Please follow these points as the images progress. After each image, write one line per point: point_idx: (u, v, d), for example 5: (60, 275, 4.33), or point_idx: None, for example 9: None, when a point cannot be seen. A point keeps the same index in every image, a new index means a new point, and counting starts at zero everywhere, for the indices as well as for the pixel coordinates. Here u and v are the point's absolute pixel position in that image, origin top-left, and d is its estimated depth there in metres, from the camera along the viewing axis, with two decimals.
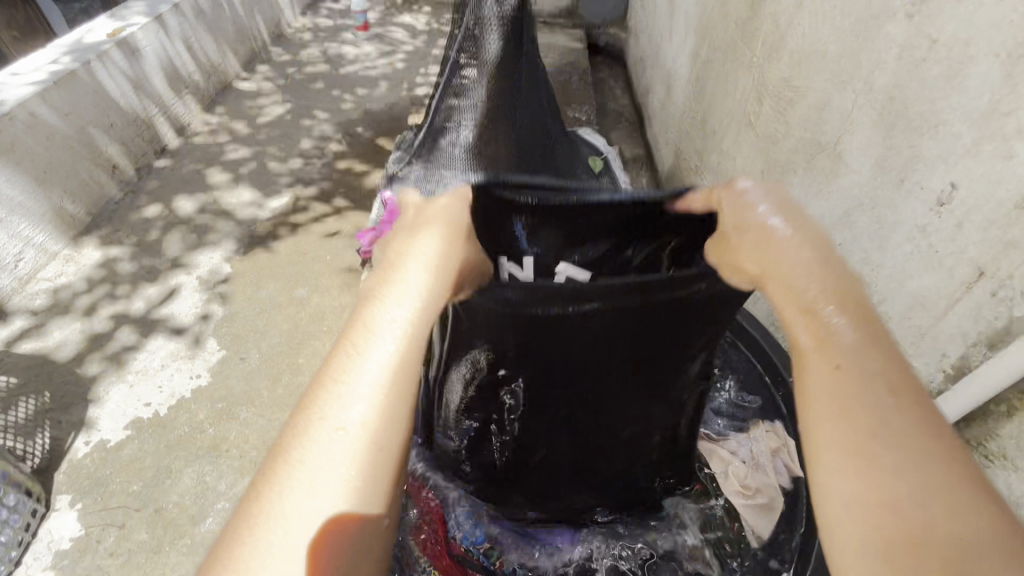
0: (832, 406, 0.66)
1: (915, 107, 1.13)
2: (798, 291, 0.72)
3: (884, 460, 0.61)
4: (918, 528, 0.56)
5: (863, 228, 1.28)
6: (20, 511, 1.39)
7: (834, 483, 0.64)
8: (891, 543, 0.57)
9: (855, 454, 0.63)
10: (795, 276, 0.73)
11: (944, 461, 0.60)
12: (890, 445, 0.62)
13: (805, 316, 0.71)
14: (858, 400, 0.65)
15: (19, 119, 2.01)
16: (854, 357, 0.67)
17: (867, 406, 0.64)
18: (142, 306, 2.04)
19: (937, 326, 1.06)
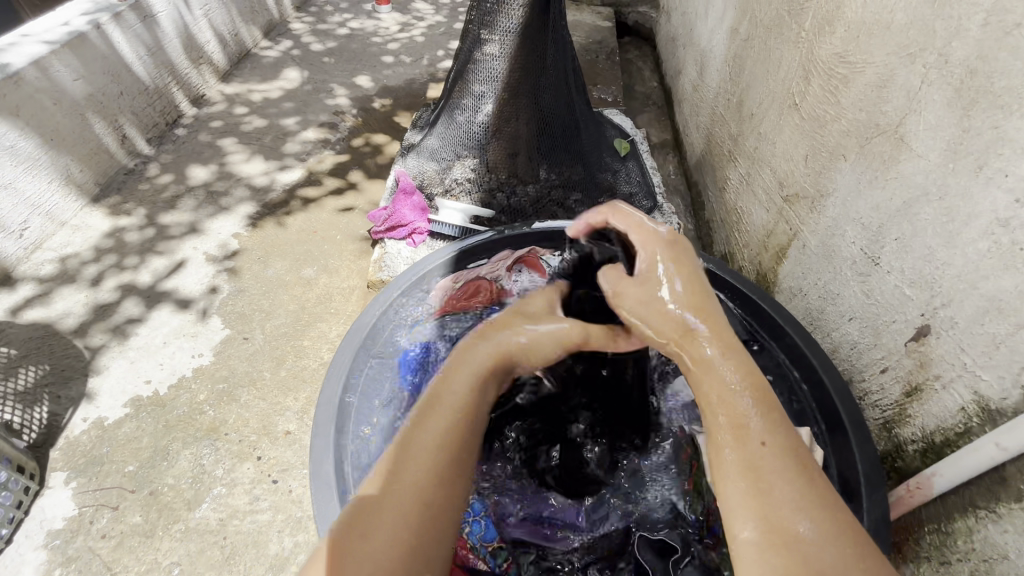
0: (751, 513, 0.74)
1: (1003, 80, 0.97)
2: (739, 398, 0.82)
3: (801, 560, 0.69)
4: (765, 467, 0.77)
5: (927, 220, 1.13)
6: (11, 487, 1.34)
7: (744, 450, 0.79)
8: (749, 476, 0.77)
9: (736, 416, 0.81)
10: (720, 395, 0.82)
11: (818, 505, 0.74)
12: (794, 546, 0.71)
13: (738, 438, 0.79)
14: (760, 470, 0.76)
15: (26, 79, 1.93)
16: (760, 464, 0.77)
17: (771, 477, 0.76)
18: (148, 279, 1.97)
19: (1015, 335, 0.92)
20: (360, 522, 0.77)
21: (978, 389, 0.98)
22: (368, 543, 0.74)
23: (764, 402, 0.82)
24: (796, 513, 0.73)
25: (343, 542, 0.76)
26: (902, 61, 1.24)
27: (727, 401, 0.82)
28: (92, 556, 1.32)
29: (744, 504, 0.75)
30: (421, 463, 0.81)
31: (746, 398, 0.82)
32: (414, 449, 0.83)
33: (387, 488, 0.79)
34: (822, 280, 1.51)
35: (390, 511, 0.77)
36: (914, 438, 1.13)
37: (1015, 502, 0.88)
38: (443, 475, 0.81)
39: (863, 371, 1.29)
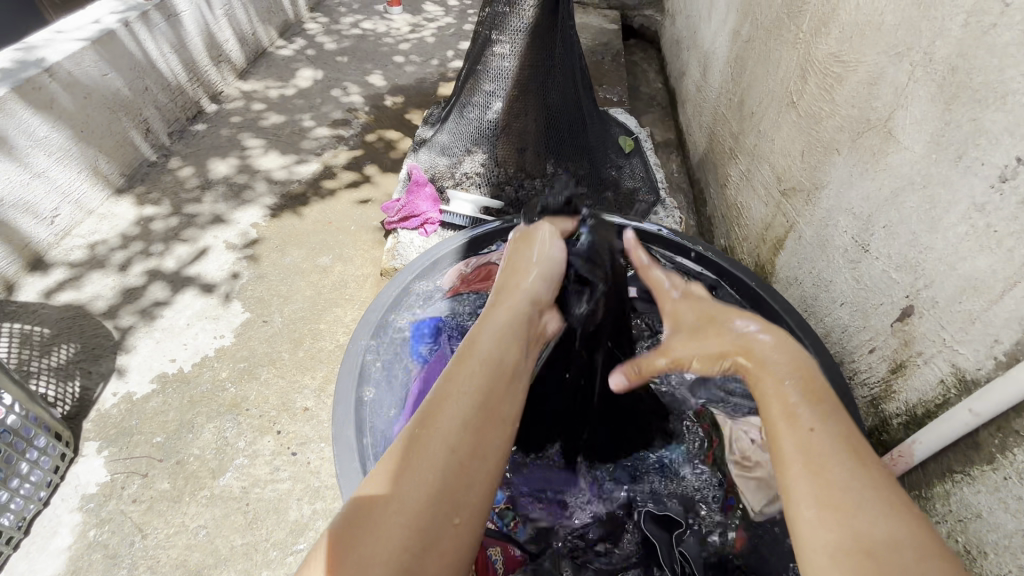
0: (810, 489, 0.71)
1: (980, 76, 1.05)
2: (785, 384, 0.82)
3: (860, 530, 0.66)
4: (819, 447, 0.74)
5: (912, 208, 1.20)
6: (49, 453, 1.44)
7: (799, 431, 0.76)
8: (801, 457, 0.74)
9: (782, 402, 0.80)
10: (772, 387, 0.83)
11: (875, 477, 0.71)
12: (853, 515, 0.67)
13: (789, 418, 0.78)
14: (812, 447, 0.74)
15: (60, 74, 2.04)
16: (813, 442, 0.74)
17: (826, 454, 0.73)
18: (172, 265, 2.06)
19: (989, 311, 0.99)
20: (389, 489, 0.76)
21: (956, 362, 1.05)
22: (400, 510, 0.73)
23: (811, 387, 0.82)
24: (853, 480, 0.70)
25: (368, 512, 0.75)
26: (891, 59, 1.31)
27: (769, 392, 0.83)
28: (124, 518, 1.41)
29: (796, 481, 0.72)
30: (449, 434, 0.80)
31: (788, 382, 0.83)
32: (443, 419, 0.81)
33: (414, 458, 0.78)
34: (816, 268, 1.58)
35: (420, 482, 0.76)
36: (899, 412, 1.21)
37: (987, 464, 0.96)
38: (475, 449, 0.80)
39: (853, 352, 1.37)
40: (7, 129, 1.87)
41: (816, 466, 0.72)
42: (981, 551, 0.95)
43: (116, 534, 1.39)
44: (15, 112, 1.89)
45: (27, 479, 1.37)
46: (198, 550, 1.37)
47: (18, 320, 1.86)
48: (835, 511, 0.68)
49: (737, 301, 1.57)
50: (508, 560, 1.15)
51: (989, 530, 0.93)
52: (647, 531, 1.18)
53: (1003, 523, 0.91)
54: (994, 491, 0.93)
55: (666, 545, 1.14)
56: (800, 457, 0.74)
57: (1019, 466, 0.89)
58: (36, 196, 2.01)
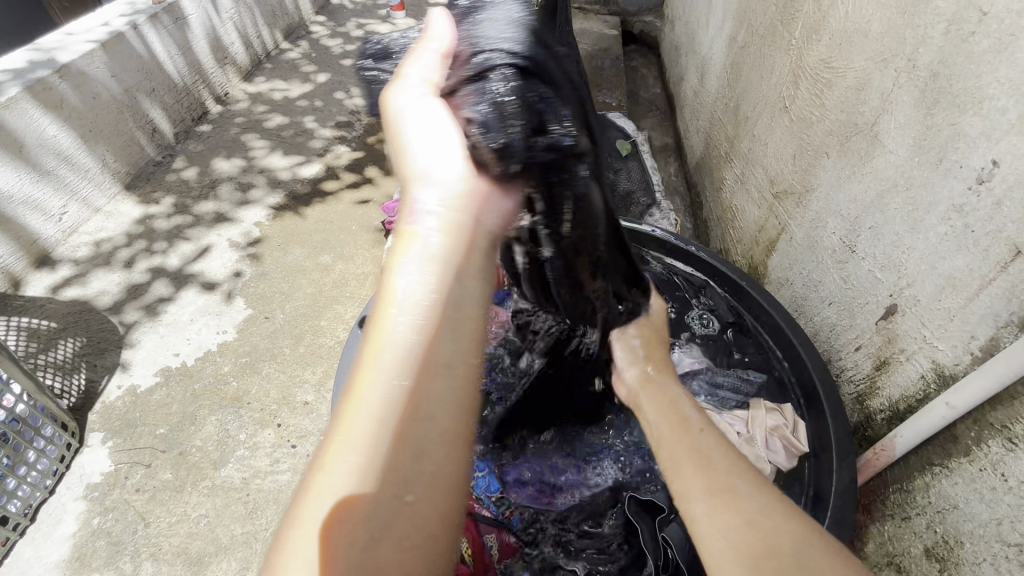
0: (699, 489, 0.73)
1: (959, 82, 1.08)
2: (675, 401, 0.92)
3: (748, 515, 0.68)
4: (711, 454, 0.78)
5: (896, 210, 1.23)
6: (55, 443, 1.47)
7: (698, 439, 0.81)
8: (694, 466, 0.77)
9: (678, 419, 0.87)
10: (666, 414, 0.89)
11: (757, 477, 0.74)
12: (740, 506, 0.69)
13: (683, 434, 0.83)
14: (700, 454, 0.78)
15: (70, 74, 2.09)
16: (701, 451, 0.79)
17: (711, 457, 0.77)
18: (176, 262, 2.10)
19: (966, 308, 1.03)
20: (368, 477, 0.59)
21: (936, 358, 1.09)
22: (356, 524, 0.58)
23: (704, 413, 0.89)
24: (736, 478, 0.73)
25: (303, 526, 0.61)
26: (877, 66, 1.35)
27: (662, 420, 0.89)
28: (127, 507, 1.45)
29: (687, 489, 0.75)
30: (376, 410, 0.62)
31: (685, 405, 0.91)
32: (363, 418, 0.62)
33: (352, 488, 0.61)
34: (806, 269, 1.61)
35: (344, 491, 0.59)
36: (883, 408, 1.24)
37: (964, 456, 0.99)
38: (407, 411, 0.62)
39: (839, 350, 1.41)
40: (17, 128, 1.92)
41: (711, 476, 0.74)
42: (959, 541, 0.98)
43: (119, 522, 1.42)
44: (24, 111, 1.93)
45: (34, 468, 1.40)
46: (199, 538, 1.41)
47: (25, 314, 1.90)
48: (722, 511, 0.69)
49: (725, 301, 1.63)
50: (504, 546, 1.23)
51: (965, 521, 0.96)
52: (632, 518, 1.18)
53: (977, 512, 0.94)
54: (970, 482, 0.96)
55: (649, 530, 1.16)
56: (695, 464, 0.77)
57: (993, 457, 0.92)
58: (44, 193, 2.05)
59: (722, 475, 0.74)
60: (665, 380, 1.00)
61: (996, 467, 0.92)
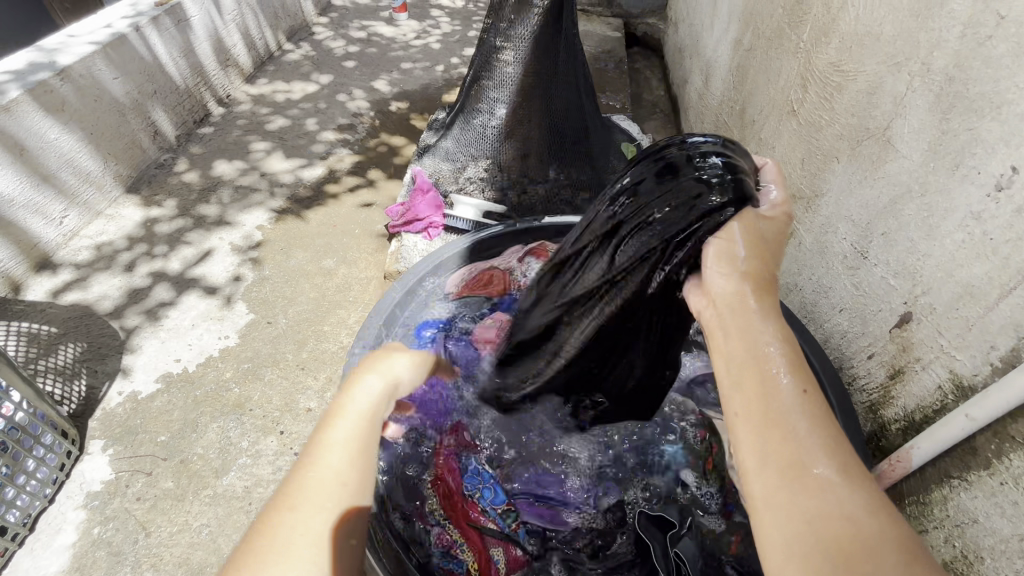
0: (768, 463, 0.66)
1: (976, 87, 1.06)
2: (764, 339, 0.72)
3: (830, 505, 0.62)
4: (791, 429, 0.66)
5: (910, 216, 1.21)
6: (55, 451, 1.45)
7: (784, 406, 0.68)
8: (772, 440, 0.66)
9: (761, 366, 0.70)
10: (747, 354, 0.72)
11: (842, 452, 0.66)
12: (823, 495, 0.62)
13: (765, 388, 0.69)
14: (780, 419, 0.67)
15: (72, 76, 2.08)
16: (783, 418, 0.67)
17: (790, 425, 0.67)
18: (177, 266, 2.09)
19: (985, 317, 1.01)
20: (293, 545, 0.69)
21: (954, 368, 1.07)
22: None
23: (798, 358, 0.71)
24: (821, 457, 0.64)
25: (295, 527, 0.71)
26: (890, 69, 1.33)
27: (735, 355, 0.73)
28: (128, 516, 1.43)
29: (754, 456, 0.67)
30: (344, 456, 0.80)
31: (767, 339, 0.72)
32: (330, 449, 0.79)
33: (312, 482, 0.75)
34: (816, 275, 1.59)
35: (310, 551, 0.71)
36: (898, 418, 1.23)
37: (984, 469, 0.97)
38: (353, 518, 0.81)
39: (852, 358, 1.39)
40: (18, 131, 1.90)
41: (791, 463, 0.65)
42: (978, 555, 0.95)
43: (120, 532, 1.40)
44: (25, 115, 1.92)
45: (34, 476, 1.38)
46: (201, 548, 1.39)
47: (25, 319, 1.88)
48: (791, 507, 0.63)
49: None
50: (511, 560, 1.19)
51: (985, 535, 0.94)
52: (642, 534, 1.18)
53: (998, 527, 0.92)
54: (991, 496, 0.94)
55: (661, 548, 1.14)
56: (776, 442, 0.66)
57: (1014, 471, 0.90)
58: (44, 197, 2.03)
59: (801, 463, 0.65)
60: (756, 301, 0.76)
61: (1018, 481, 0.90)
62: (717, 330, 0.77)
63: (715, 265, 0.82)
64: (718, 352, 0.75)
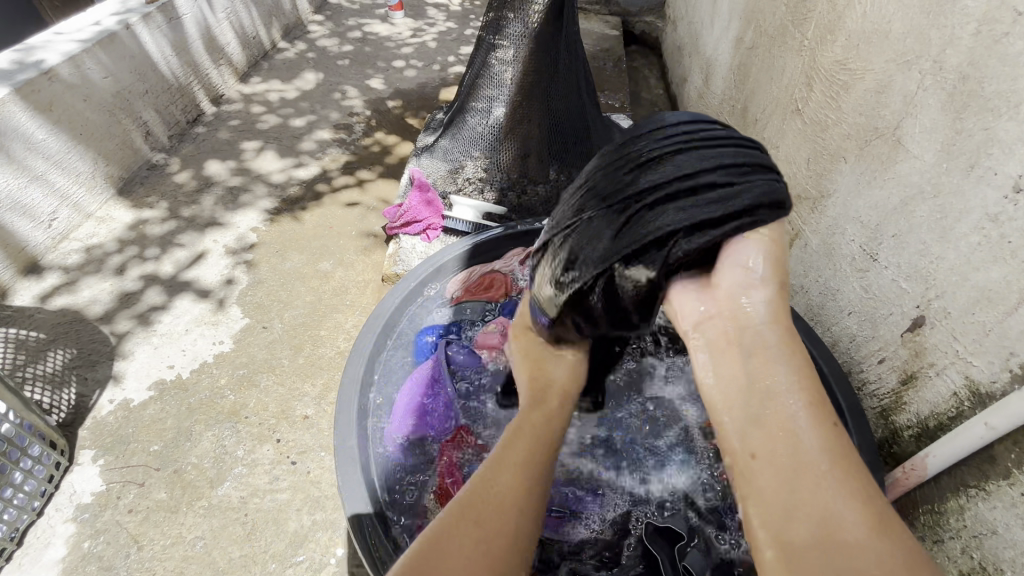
0: (793, 515, 0.66)
1: (992, 85, 1.03)
2: (782, 375, 0.74)
3: (854, 550, 0.62)
4: (813, 469, 0.68)
5: (923, 217, 1.19)
6: (44, 462, 1.41)
7: (804, 446, 0.69)
8: (794, 481, 0.68)
9: (780, 406, 0.72)
10: (765, 392, 0.73)
11: (874, 500, 0.66)
12: (859, 550, 0.62)
13: (783, 430, 0.71)
14: (801, 459, 0.69)
15: (61, 75, 2.02)
16: (808, 464, 0.68)
17: (814, 468, 0.68)
18: (170, 270, 2.04)
19: (1004, 323, 0.98)
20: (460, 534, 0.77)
21: (970, 374, 1.05)
22: None
23: (816, 397, 0.73)
24: (842, 500, 0.65)
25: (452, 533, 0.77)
26: (899, 67, 1.30)
27: (750, 393, 0.75)
28: (119, 529, 1.39)
29: (778, 505, 0.68)
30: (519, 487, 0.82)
31: (786, 374, 0.74)
32: (504, 475, 0.83)
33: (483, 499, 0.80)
34: (823, 277, 1.56)
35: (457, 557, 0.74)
36: (910, 424, 1.21)
37: (1003, 479, 0.94)
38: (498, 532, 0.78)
39: (862, 362, 1.37)
40: (5, 131, 1.85)
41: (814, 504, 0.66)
42: (997, 567, 0.93)
43: (111, 545, 1.36)
44: (12, 115, 1.86)
45: (21, 489, 1.34)
46: (195, 562, 1.35)
47: (13, 324, 1.83)
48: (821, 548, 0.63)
49: None
50: None
51: (1006, 548, 0.91)
52: (649, 545, 1.14)
53: (1020, 540, 0.89)
54: (1010, 506, 0.91)
55: (669, 559, 1.12)
56: (801, 485, 0.67)
57: None
58: (32, 198, 1.98)
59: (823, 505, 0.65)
60: (772, 332, 0.77)
61: None
62: (732, 363, 0.77)
63: (727, 285, 0.81)
64: (732, 387, 0.76)
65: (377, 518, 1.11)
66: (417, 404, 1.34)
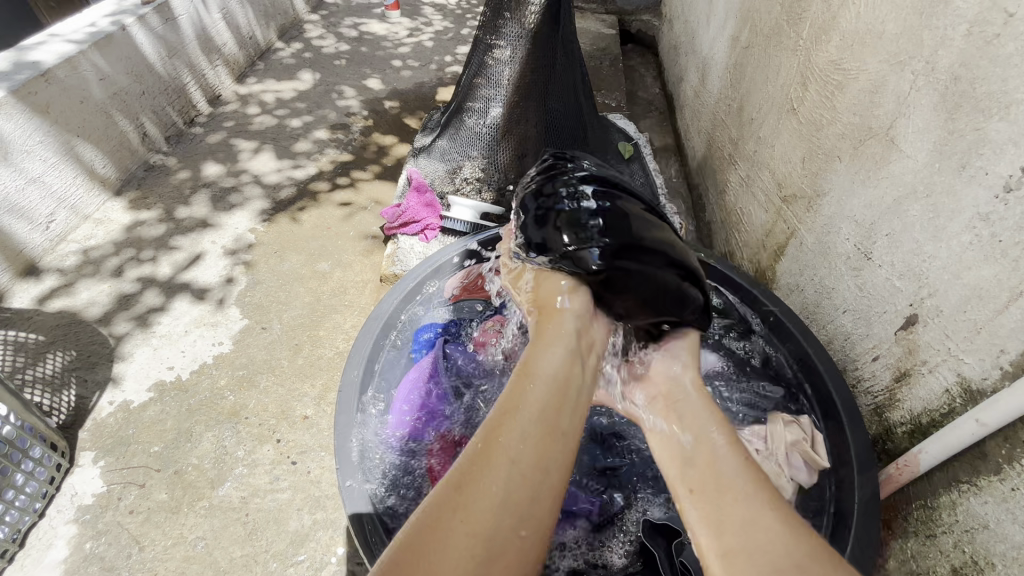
0: (720, 528, 0.79)
1: (984, 86, 1.04)
2: (704, 422, 0.94)
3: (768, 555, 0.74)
4: (735, 493, 0.82)
5: (916, 216, 1.20)
6: (45, 464, 1.41)
7: (727, 475, 0.85)
8: (721, 502, 0.82)
9: (706, 446, 0.90)
10: (688, 438, 0.92)
11: (784, 509, 0.79)
12: (774, 547, 0.74)
13: (706, 463, 0.87)
14: (724, 482, 0.84)
15: (57, 77, 2.02)
16: (727, 484, 0.83)
17: (733, 486, 0.83)
18: (169, 271, 2.04)
19: (995, 320, 1.00)
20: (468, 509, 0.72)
21: (962, 371, 1.06)
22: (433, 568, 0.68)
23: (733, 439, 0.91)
24: (759, 515, 0.78)
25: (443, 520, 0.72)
26: (893, 67, 1.31)
27: (681, 438, 0.93)
28: (121, 530, 1.40)
29: (708, 520, 0.81)
30: (520, 457, 0.77)
31: (708, 421, 0.94)
32: (515, 447, 0.78)
33: (473, 480, 0.75)
34: (818, 276, 1.58)
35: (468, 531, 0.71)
36: (904, 421, 1.22)
37: (994, 475, 0.96)
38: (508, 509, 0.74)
39: (856, 360, 1.38)
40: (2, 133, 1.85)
41: (738, 518, 0.79)
42: (989, 561, 0.94)
43: (112, 546, 1.37)
44: (9, 117, 1.86)
45: (22, 491, 1.35)
46: (196, 562, 1.35)
47: (11, 326, 1.83)
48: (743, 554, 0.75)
49: (735, 307, 1.59)
50: None
51: (997, 542, 0.93)
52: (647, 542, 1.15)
53: (1011, 534, 0.91)
54: (1002, 501, 0.93)
55: (665, 555, 1.12)
56: (725, 504, 0.81)
57: None
58: (30, 200, 1.98)
59: (745, 521, 0.78)
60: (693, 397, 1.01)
61: None
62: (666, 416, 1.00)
63: (660, 368, 1.11)
64: (668, 435, 0.96)
65: (376, 516, 1.12)
66: (415, 402, 1.37)
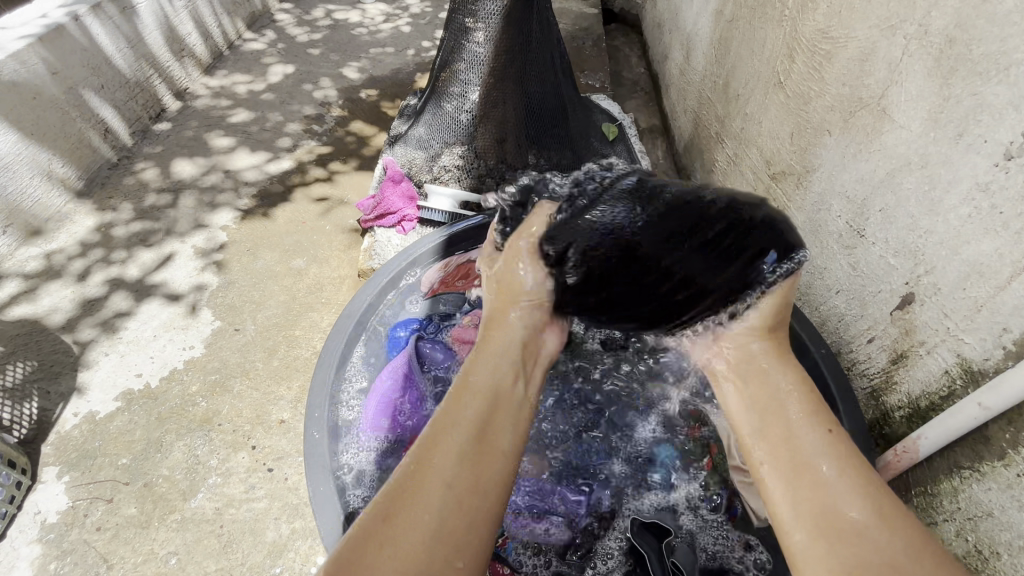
0: (802, 517, 0.71)
1: (980, 47, 0.98)
2: (780, 388, 0.83)
3: (868, 557, 0.65)
4: (812, 469, 0.74)
5: (910, 189, 1.14)
6: (3, 482, 1.34)
7: (811, 448, 0.76)
8: (801, 483, 0.74)
9: (781, 416, 0.81)
10: (771, 393, 0.84)
11: (876, 497, 0.71)
12: (864, 543, 0.67)
13: (784, 438, 0.78)
14: (804, 459, 0.75)
15: (5, 73, 1.91)
16: (802, 454, 0.76)
17: (819, 470, 0.74)
18: (136, 273, 1.95)
19: (996, 298, 0.94)
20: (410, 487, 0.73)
21: (962, 351, 1.01)
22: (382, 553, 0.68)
23: (818, 406, 0.81)
24: (852, 500, 0.70)
25: (392, 503, 0.72)
26: (884, 33, 1.24)
27: (754, 410, 0.84)
28: (88, 548, 1.33)
29: (785, 480, 0.75)
30: (437, 490, 0.72)
31: (783, 382, 0.84)
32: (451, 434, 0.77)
33: (427, 459, 0.75)
34: (808, 256, 1.52)
35: (418, 509, 0.71)
36: (901, 405, 1.18)
37: (998, 460, 0.91)
38: (454, 481, 0.73)
39: (852, 342, 1.33)
40: None
41: (818, 507, 0.71)
42: (995, 550, 0.90)
43: (79, 566, 1.31)
44: None
45: None
46: None
47: None
48: (828, 551, 0.68)
49: None
50: None
51: (1001, 530, 0.88)
52: (635, 542, 1.11)
53: (1016, 522, 0.86)
54: (1006, 488, 0.88)
55: (657, 556, 1.07)
56: (807, 487, 0.73)
57: None
58: None
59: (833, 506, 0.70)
60: (768, 360, 0.89)
61: None
62: (737, 387, 0.89)
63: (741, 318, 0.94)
64: (740, 400, 0.87)
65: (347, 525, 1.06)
66: (389, 404, 1.29)
